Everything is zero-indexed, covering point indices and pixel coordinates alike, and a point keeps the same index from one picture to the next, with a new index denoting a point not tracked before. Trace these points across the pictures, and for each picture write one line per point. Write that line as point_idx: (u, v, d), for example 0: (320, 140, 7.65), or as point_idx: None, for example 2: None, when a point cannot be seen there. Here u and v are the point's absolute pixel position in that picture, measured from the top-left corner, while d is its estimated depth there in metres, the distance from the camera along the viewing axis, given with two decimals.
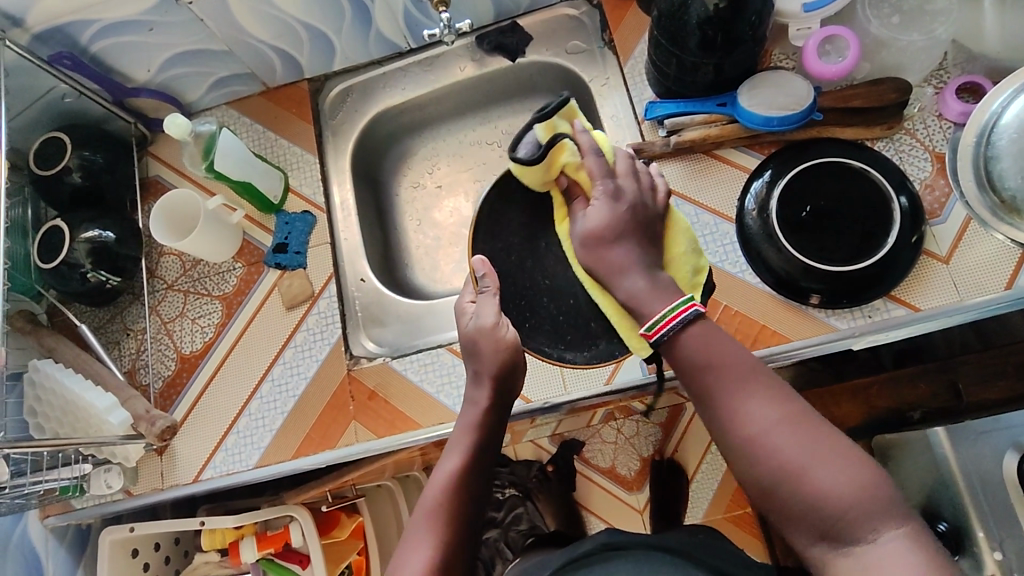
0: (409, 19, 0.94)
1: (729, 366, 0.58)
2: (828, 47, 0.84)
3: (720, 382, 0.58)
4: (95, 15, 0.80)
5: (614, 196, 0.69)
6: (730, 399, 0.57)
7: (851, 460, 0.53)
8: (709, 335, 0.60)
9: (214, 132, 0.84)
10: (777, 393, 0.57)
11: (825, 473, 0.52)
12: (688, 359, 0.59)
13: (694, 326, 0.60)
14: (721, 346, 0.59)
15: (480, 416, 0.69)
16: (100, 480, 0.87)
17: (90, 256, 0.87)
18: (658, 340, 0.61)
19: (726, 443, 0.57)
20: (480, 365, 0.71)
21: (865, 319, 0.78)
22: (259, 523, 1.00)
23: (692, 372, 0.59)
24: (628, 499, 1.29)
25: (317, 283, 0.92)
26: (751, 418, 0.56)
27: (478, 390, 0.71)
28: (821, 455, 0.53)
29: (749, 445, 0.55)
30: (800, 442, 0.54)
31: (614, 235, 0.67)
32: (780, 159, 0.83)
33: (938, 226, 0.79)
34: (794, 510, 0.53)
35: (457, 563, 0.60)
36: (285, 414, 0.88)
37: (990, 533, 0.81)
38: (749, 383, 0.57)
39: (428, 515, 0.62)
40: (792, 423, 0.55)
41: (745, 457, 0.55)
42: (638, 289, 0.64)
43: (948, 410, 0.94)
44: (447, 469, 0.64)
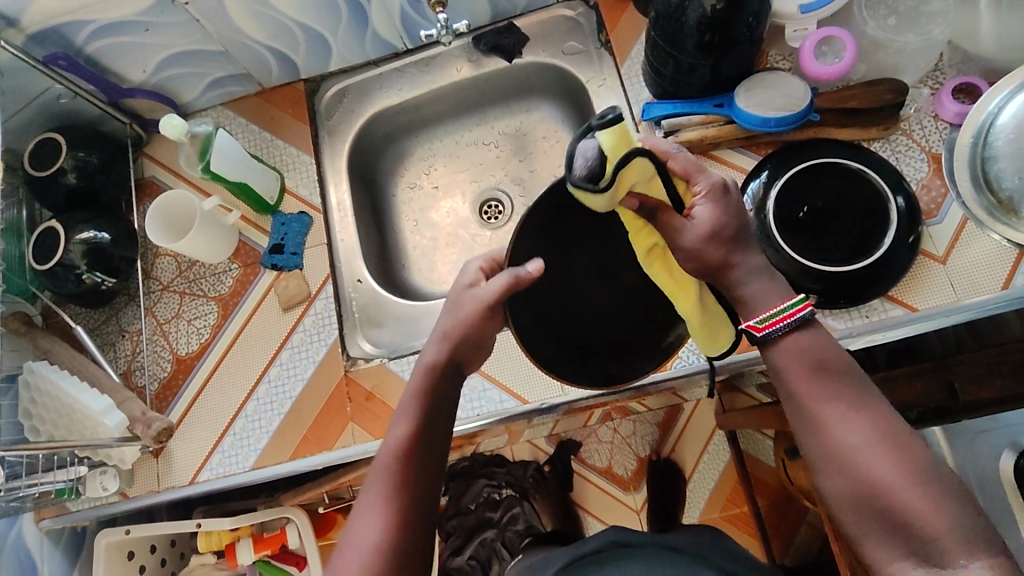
0: (406, 20, 0.94)
1: (826, 375, 0.55)
2: (825, 47, 0.84)
3: (814, 391, 0.55)
4: (91, 16, 0.80)
5: (717, 192, 0.58)
6: (824, 409, 0.54)
7: (947, 483, 0.50)
8: (811, 340, 0.56)
9: (211, 133, 0.84)
10: (873, 406, 0.54)
11: (919, 495, 0.49)
12: (782, 367, 0.56)
13: (796, 334, 0.56)
14: (821, 354, 0.55)
15: (431, 375, 0.65)
16: (96, 483, 0.86)
17: (85, 257, 0.87)
18: (768, 334, 0.56)
19: (813, 454, 0.55)
20: (439, 327, 0.67)
21: (863, 319, 0.78)
22: (256, 525, 1.00)
23: (783, 377, 0.56)
24: (626, 499, 1.28)
25: (313, 283, 0.92)
26: (845, 426, 0.53)
27: (429, 349, 0.67)
28: (917, 476, 0.50)
29: (840, 459, 0.52)
30: (896, 461, 0.51)
31: (737, 232, 0.58)
32: (777, 159, 0.82)
33: (935, 225, 0.79)
34: (883, 529, 0.51)
35: (411, 538, 0.56)
36: (281, 416, 0.87)
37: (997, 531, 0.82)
38: (845, 393, 0.54)
39: (380, 480, 0.58)
40: (887, 440, 0.52)
41: (834, 470, 0.53)
42: (751, 285, 0.57)
43: (942, 409, 0.87)
44: (397, 434, 0.61)
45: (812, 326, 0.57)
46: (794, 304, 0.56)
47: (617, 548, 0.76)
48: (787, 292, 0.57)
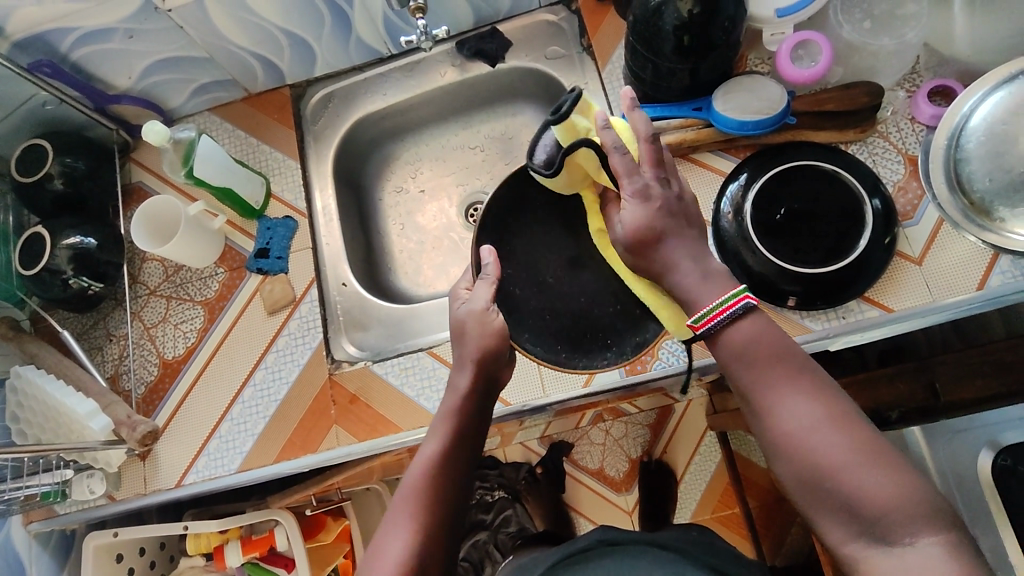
0: (389, 26, 0.95)
1: (776, 363, 0.58)
2: (801, 51, 0.85)
3: (765, 378, 0.58)
4: (75, 23, 0.81)
5: (645, 196, 0.63)
6: (773, 395, 0.57)
7: (891, 459, 0.53)
8: (760, 330, 0.59)
9: (194, 139, 0.85)
10: (821, 392, 0.57)
11: (866, 472, 0.53)
12: (732, 357, 0.59)
13: (742, 322, 0.59)
14: (769, 342, 0.59)
15: (461, 402, 0.69)
16: (83, 485, 0.87)
17: (71, 262, 0.87)
18: (706, 332, 0.60)
19: (767, 440, 0.58)
20: (464, 349, 0.70)
21: (839, 320, 0.79)
22: (244, 527, 1.01)
23: (737, 368, 0.59)
24: (617, 500, 1.29)
25: (298, 287, 0.93)
26: (795, 413, 0.56)
27: (460, 374, 0.70)
28: (864, 454, 0.53)
29: (793, 446, 0.55)
30: (843, 440, 0.54)
31: (657, 235, 0.62)
32: (755, 162, 0.83)
33: (911, 227, 0.80)
34: (834, 507, 0.54)
35: (435, 550, 0.60)
36: (266, 418, 0.88)
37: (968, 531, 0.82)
38: (793, 378, 0.57)
39: (407, 498, 0.62)
40: (834, 422, 0.55)
41: (786, 454, 0.56)
42: (689, 283, 0.61)
43: (925, 409, 0.91)
44: (428, 453, 0.65)
45: (753, 317, 0.59)
46: (729, 298, 0.59)
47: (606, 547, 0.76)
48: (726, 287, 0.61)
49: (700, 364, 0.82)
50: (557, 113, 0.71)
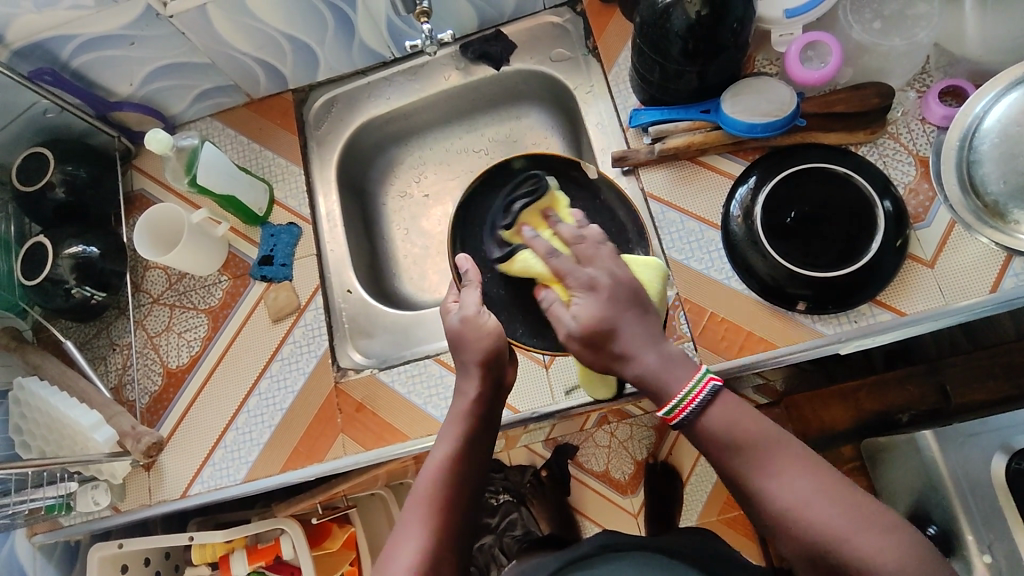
0: (392, 29, 0.94)
1: (757, 444, 0.57)
2: (810, 52, 0.84)
3: (748, 461, 0.57)
4: (75, 31, 0.80)
5: (593, 287, 0.62)
6: (759, 476, 0.56)
7: (886, 521, 0.53)
8: (733, 412, 0.58)
9: (196, 146, 0.84)
10: (807, 466, 0.56)
11: (867, 540, 0.52)
12: (711, 442, 0.58)
13: (713, 406, 0.59)
14: (747, 422, 0.58)
15: (469, 407, 0.67)
16: (87, 497, 0.87)
17: (73, 272, 0.87)
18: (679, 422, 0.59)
19: (760, 520, 0.56)
20: (465, 356, 0.68)
21: (851, 324, 0.78)
22: (250, 536, 1.00)
23: (718, 453, 0.58)
24: (623, 503, 1.29)
25: (303, 294, 0.92)
26: (784, 493, 0.55)
27: (466, 380, 0.68)
28: (861, 523, 0.53)
29: (785, 525, 0.54)
30: (838, 511, 0.53)
31: (609, 325, 0.61)
32: (765, 165, 0.83)
33: (923, 229, 0.79)
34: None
35: (447, 560, 0.60)
36: (272, 428, 0.87)
37: (979, 536, 0.81)
38: (777, 455, 0.57)
39: (419, 503, 0.62)
40: (826, 493, 0.54)
41: (782, 532, 0.55)
42: (653, 368, 0.60)
43: (935, 412, 0.93)
44: (435, 460, 0.64)
45: (722, 397, 0.59)
46: (699, 378, 0.59)
47: (611, 553, 0.74)
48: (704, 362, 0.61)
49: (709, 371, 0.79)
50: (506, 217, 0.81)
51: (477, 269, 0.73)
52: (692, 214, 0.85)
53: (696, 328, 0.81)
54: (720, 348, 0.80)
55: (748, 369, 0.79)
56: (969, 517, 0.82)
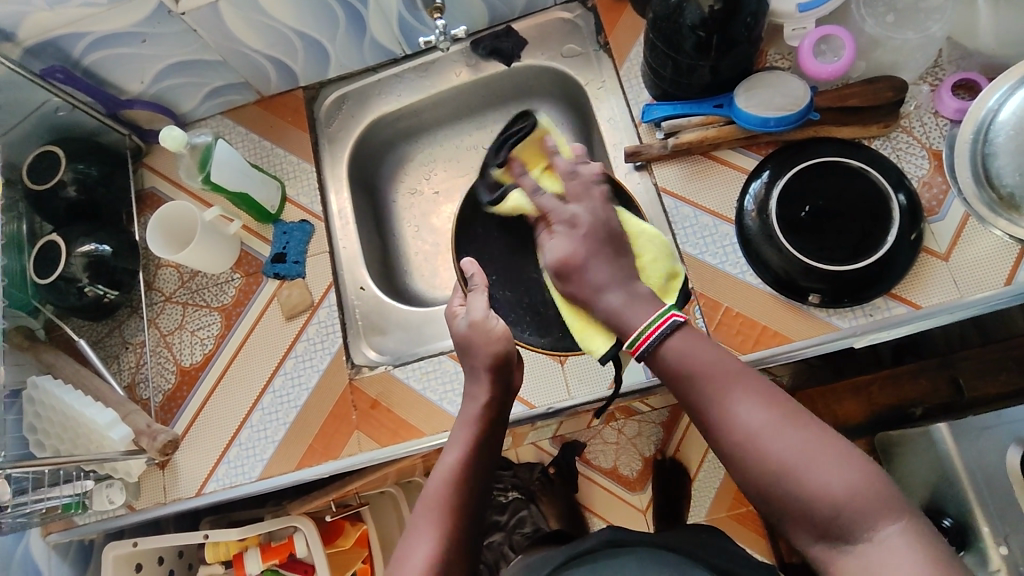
0: (404, 26, 0.94)
1: (714, 373, 0.58)
2: (824, 46, 0.84)
3: (706, 391, 0.58)
4: (87, 28, 0.80)
5: (571, 225, 0.69)
6: (716, 404, 0.57)
7: (840, 450, 0.53)
8: (693, 344, 0.60)
9: (210, 144, 0.84)
10: (764, 397, 0.56)
11: (817, 467, 0.52)
12: (671, 373, 0.60)
13: (672, 337, 0.60)
14: (705, 353, 0.59)
15: (480, 411, 0.68)
16: (103, 495, 0.86)
17: (86, 270, 0.87)
18: (641, 355, 0.62)
19: (721, 450, 0.58)
20: (474, 361, 0.69)
21: (866, 318, 0.78)
22: (263, 534, 1.00)
23: (678, 384, 0.60)
24: (632, 500, 1.28)
25: (316, 292, 0.92)
26: (739, 421, 0.56)
27: (476, 385, 0.69)
28: (812, 450, 0.53)
29: (740, 452, 0.55)
30: (790, 439, 0.54)
31: (581, 260, 0.67)
32: (778, 160, 0.83)
33: (937, 222, 0.79)
34: (792, 511, 0.53)
35: (457, 560, 0.59)
36: (286, 425, 0.87)
37: (994, 528, 0.83)
38: (734, 386, 0.57)
39: (431, 506, 0.61)
40: (782, 422, 0.55)
41: (738, 460, 0.55)
42: (617, 306, 0.64)
43: (948, 405, 0.93)
44: (449, 462, 0.64)
45: (685, 330, 0.61)
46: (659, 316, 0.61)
47: (611, 548, 0.74)
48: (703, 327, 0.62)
49: None
50: (496, 157, 0.87)
51: (482, 273, 0.75)
52: (705, 208, 0.85)
53: (711, 322, 0.81)
54: (734, 342, 0.80)
55: (760, 363, 0.79)
56: (984, 510, 0.84)
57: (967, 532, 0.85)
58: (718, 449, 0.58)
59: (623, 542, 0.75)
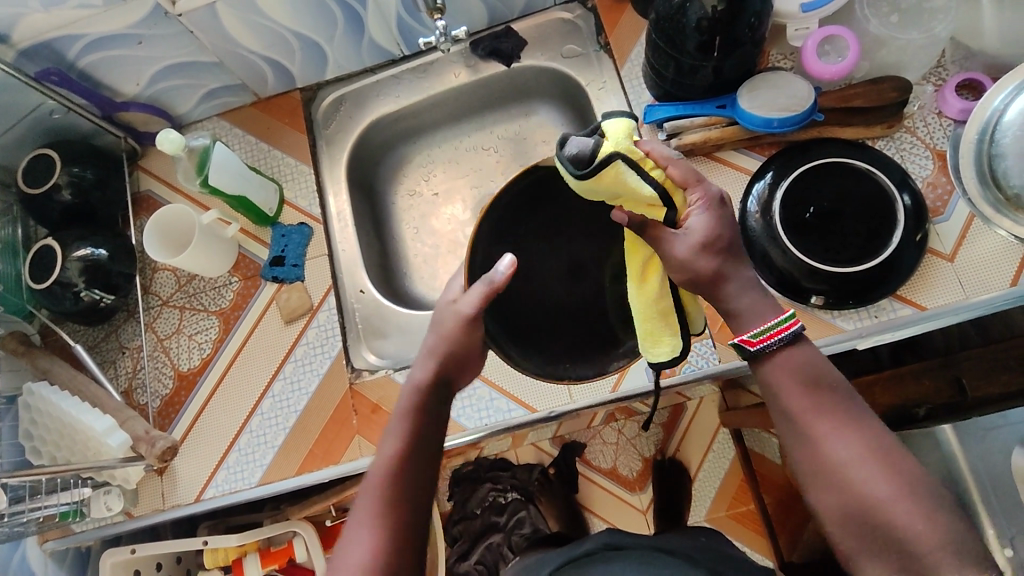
0: (402, 27, 0.93)
1: (824, 393, 0.56)
2: (827, 47, 0.83)
3: (808, 408, 0.56)
4: (82, 30, 0.79)
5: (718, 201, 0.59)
6: (816, 424, 0.55)
7: (932, 498, 0.52)
8: (805, 359, 0.57)
9: (208, 146, 0.83)
10: (864, 425, 0.55)
11: (909, 509, 0.51)
12: (779, 382, 0.57)
13: (791, 349, 0.57)
14: (817, 368, 0.57)
15: (420, 397, 0.64)
16: (100, 502, 0.85)
17: (83, 275, 0.85)
18: (759, 349, 0.57)
19: (804, 469, 0.55)
20: (429, 345, 0.65)
21: (872, 319, 0.78)
22: (262, 539, 0.98)
23: (776, 394, 0.57)
24: (632, 500, 1.26)
25: (315, 295, 0.91)
26: (839, 443, 0.54)
27: (422, 368, 0.65)
28: (910, 493, 0.52)
29: (833, 475, 0.54)
30: (887, 478, 0.52)
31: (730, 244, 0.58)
32: (781, 160, 0.82)
33: (942, 223, 0.79)
34: (875, 541, 0.52)
35: (400, 554, 0.58)
36: (286, 430, 0.86)
37: (1001, 530, 0.80)
38: (838, 409, 0.55)
39: (371, 500, 0.60)
40: (879, 454, 0.54)
41: (826, 484, 0.54)
42: (745, 302, 0.58)
43: (951, 405, 0.92)
44: (386, 454, 0.62)
45: (799, 344, 0.58)
46: (786, 318, 0.57)
47: (609, 552, 0.73)
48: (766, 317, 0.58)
49: (729, 367, 0.80)
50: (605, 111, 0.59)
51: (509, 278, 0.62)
52: None
53: (716, 326, 0.82)
54: None
55: None
56: (988, 508, 0.81)
57: None
58: (801, 466, 0.56)
59: (622, 546, 0.74)
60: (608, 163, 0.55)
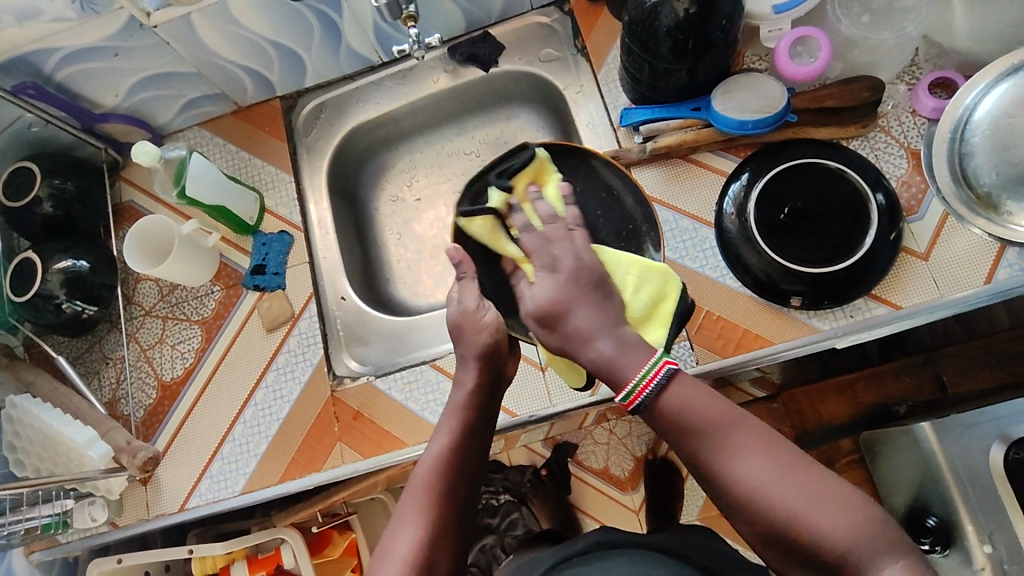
0: (380, 34, 0.94)
1: (714, 424, 0.59)
2: (799, 48, 0.84)
3: (705, 444, 0.59)
4: (59, 43, 0.79)
5: (553, 267, 0.67)
6: (716, 457, 0.58)
7: (834, 490, 0.56)
8: (690, 395, 0.60)
9: (185, 158, 0.84)
10: (760, 443, 0.58)
11: (816, 511, 0.55)
12: (673, 425, 0.60)
13: (670, 389, 0.60)
14: (703, 401, 0.60)
15: (467, 398, 0.68)
16: (84, 513, 0.86)
17: (64, 287, 0.86)
18: (638, 407, 0.61)
19: (723, 501, 0.59)
20: (465, 349, 0.69)
21: (847, 319, 0.78)
22: (250, 546, 0.99)
23: (675, 439, 0.60)
24: (624, 500, 1.25)
25: (296, 303, 0.91)
26: (740, 469, 0.57)
27: (465, 371, 0.69)
28: (816, 498, 0.55)
29: (742, 501, 0.57)
30: (790, 488, 0.56)
31: (564, 303, 0.64)
32: (757, 161, 0.82)
33: (916, 222, 0.79)
34: (796, 548, 0.55)
35: (443, 548, 0.61)
36: (268, 438, 0.87)
37: (980, 526, 0.84)
38: (733, 436, 0.59)
39: (418, 496, 0.63)
40: (778, 467, 0.57)
41: (740, 511, 0.57)
42: (608, 352, 0.62)
43: (932, 404, 0.92)
44: (435, 449, 0.65)
45: (678, 380, 0.61)
46: (654, 364, 0.61)
47: (601, 551, 0.71)
48: (646, 352, 0.62)
49: (707, 369, 0.79)
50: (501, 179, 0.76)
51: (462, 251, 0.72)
52: (687, 213, 0.84)
53: (692, 326, 0.81)
54: (716, 347, 0.80)
55: (741, 368, 0.79)
56: (969, 507, 0.85)
57: (952, 530, 0.86)
58: (717, 497, 0.59)
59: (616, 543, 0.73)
60: (473, 218, 0.76)
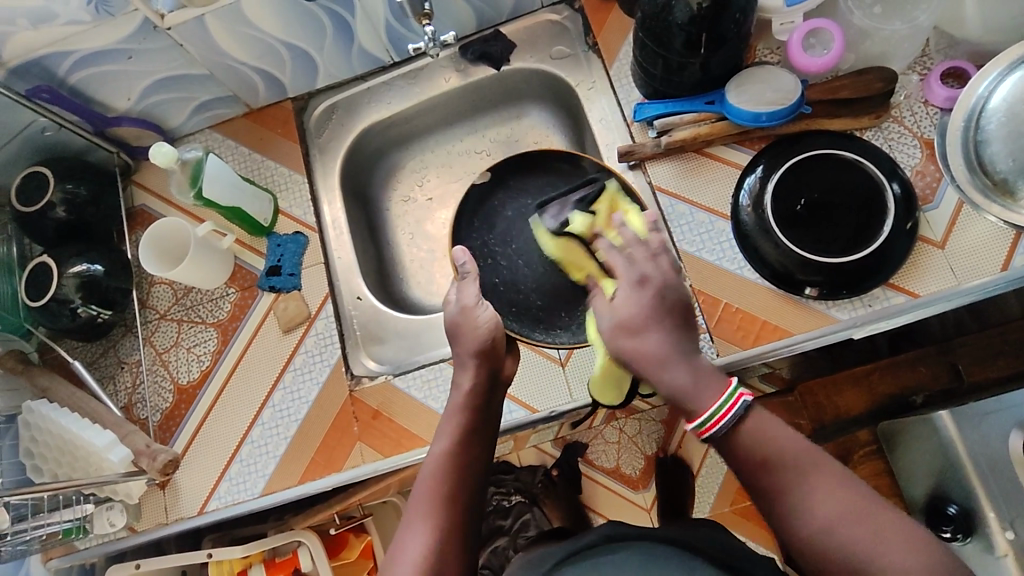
0: (391, 33, 0.94)
1: (789, 459, 0.55)
2: (813, 39, 0.84)
3: (776, 478, 0.55)
4: (73, 46, 0.79)
5: (641, 283, 0.63)
6: (791, 493, 0.55)
7: (916, 538, 0.52)
8: (765, 428, 0.56)
9: (201, 158, 0.84)
10: (833, 481, 0.54)
11: (898, 561, 0.51)
12: (745, 457, 0.56)
13: (745, 420, 0.57)
14: (778, 435, 0.56)
15: (465, 400, 0.67)
16: (103, 518, 0.85)
17: (79, 291, 0.86)
18: (709, 436, 0.58)
19: (793, 543, 0.55)
20: (461, 349, 0.69)
21: (866, 308, 0.78)
22: (266, 550, 0.96)
23: (747, 470, 0.57)
24: (635, 499, 1.17)
25: (312, 304, 0.91)
26: (814, 510, 0.53)
27: (462, 372, 0.68)
28: (895, 546, 0.51)
29: (816, 543, 0.53)
30: (870, 533, 0.52)
31: (643, 323, 0.61)
32: (771, 154, 0.83)
33: (932, 210, 0.79)
34: None
35: (453, 553, 0.59)
36: (287, 440, 0.86)
37: (1001, 513, 0.88)
38: (806, 474, 0.55)
39: (423, 500, 0.61)
40: (854, 510, 0.53)
41: (815, 554, 0.53)
42: (680, 382, 0.59)
43: (949, 392, 0.92)
44: (438, 451, 0.63)
45: (751, 413, 0.57)
46: (729, 396, 0.57)
47: (608, 544, 0.70)
48: (721, 380, 0.59)
49: (727, 361, 0.80)
50: (581, 203, 0.82)
51: (474, 262, 0.74)
52: (702, 206, 0.84)
53: (711, 319, 0.81)
54: (735, 339, 0.80)
55: (760, 359, 0.80)
56: (991, 494, 0.89)
57: (973, 518, 0.90)
58: (786, 538, 0.56)
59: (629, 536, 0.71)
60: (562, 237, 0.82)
